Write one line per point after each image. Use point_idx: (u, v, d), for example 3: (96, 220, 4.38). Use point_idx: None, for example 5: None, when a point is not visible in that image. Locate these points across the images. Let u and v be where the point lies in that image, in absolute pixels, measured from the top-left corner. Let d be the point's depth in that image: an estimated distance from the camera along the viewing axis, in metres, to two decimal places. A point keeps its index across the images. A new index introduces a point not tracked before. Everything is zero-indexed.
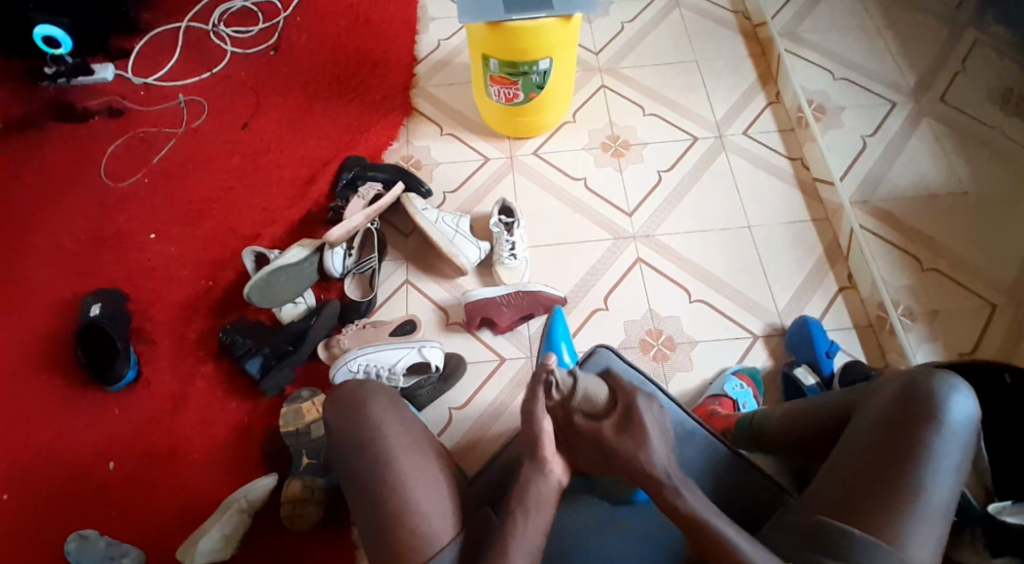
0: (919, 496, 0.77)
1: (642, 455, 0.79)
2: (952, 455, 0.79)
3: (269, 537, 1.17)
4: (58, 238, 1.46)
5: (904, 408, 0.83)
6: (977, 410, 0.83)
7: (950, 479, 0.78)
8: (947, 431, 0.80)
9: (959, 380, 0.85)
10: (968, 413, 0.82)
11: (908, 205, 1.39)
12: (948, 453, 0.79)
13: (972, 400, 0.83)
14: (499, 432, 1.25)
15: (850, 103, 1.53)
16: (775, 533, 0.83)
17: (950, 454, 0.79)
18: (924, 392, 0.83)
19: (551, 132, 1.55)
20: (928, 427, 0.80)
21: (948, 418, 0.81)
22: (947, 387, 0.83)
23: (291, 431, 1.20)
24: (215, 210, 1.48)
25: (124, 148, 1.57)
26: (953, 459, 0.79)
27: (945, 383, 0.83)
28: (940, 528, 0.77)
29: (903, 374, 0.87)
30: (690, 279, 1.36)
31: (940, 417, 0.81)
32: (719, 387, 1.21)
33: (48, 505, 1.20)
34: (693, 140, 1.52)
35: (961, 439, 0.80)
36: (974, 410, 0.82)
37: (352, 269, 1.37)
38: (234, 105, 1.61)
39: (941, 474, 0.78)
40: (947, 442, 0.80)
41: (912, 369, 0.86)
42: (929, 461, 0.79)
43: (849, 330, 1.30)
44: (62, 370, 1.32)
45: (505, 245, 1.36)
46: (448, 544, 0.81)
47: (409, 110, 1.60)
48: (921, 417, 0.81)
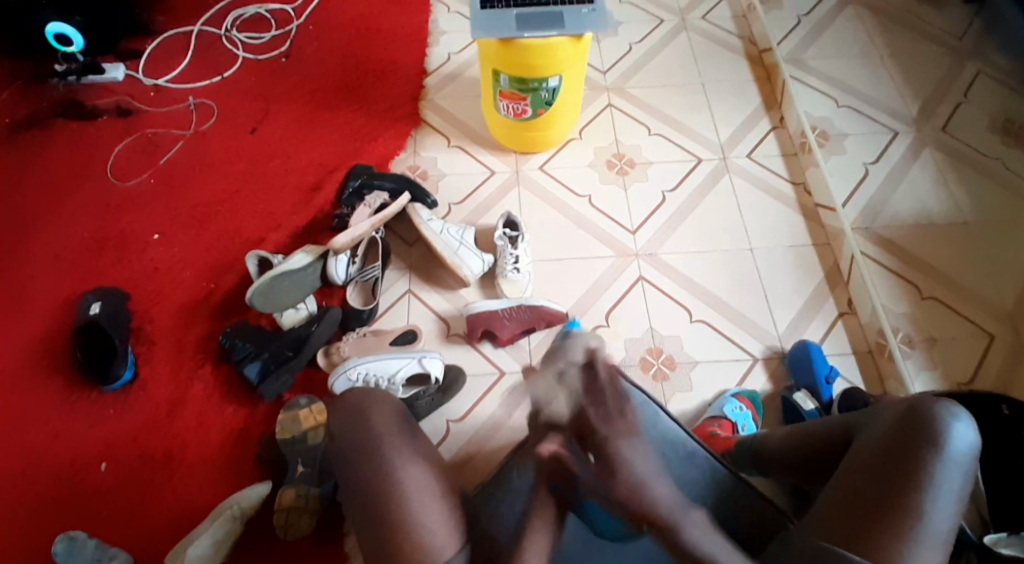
0: (920, 522, 0.77)
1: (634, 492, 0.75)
2: (953, 483, 0.80)
3: (261, 544, 1.16)
4: (60, 235, 1.45)
5: (906, 433, 0.83)
6: (978, 440, 0.83)
7: (950, 506, 0.79)
8: (948, 457, 0.81)
9: (960, 408, 0.85)
10: (969, 442, 0.82)
11: (910, 233, 1.40)
12: (949, 480, 0.80)
13: (973, 428, 0.83)
14: (497, 445, 1.24)
15: (854, 130, 1.55)
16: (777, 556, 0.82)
17: (952, 481, 0.80)
18: (926, 418, 0.83)
19: (557, 148, 1.56)
20: (930, 453, 0.81)
21: (949, 446, 0.81)
22: (949, 415, 0.84)
23: (287, 438, 1.19)
24: (219, 213, 1.48)
25: (130, 148, 1.57)
26: (954, 487, 0.80)
27: (946, 411, 0.84)
28: (941, 554, 0.77)
29: (904, 400, 0.88)
30: (691, 299, 1.37)
31: (942, 444, 0.81)
32: (718, 408, 1.22)
33: (40, 504, 1.19)
34: (698, 161, 1.53)
35: (962, 466, 0.81)
36: (975, 439, 0.83)
37: (356, 276, 1.37)
38: (243, 110, 1.62)
39: (942, 501, 0.79)
40: (948, 469, 0.80)
41: (913, 395, 0.87)
42: (931, 487, 0.79)
43: (848, 356, 1.31)
44: (59, 368, 1.32)
45: (509, 259, 1.36)
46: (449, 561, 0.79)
47: (416, 121, 1.61)
48: (923, 443, 0.82)
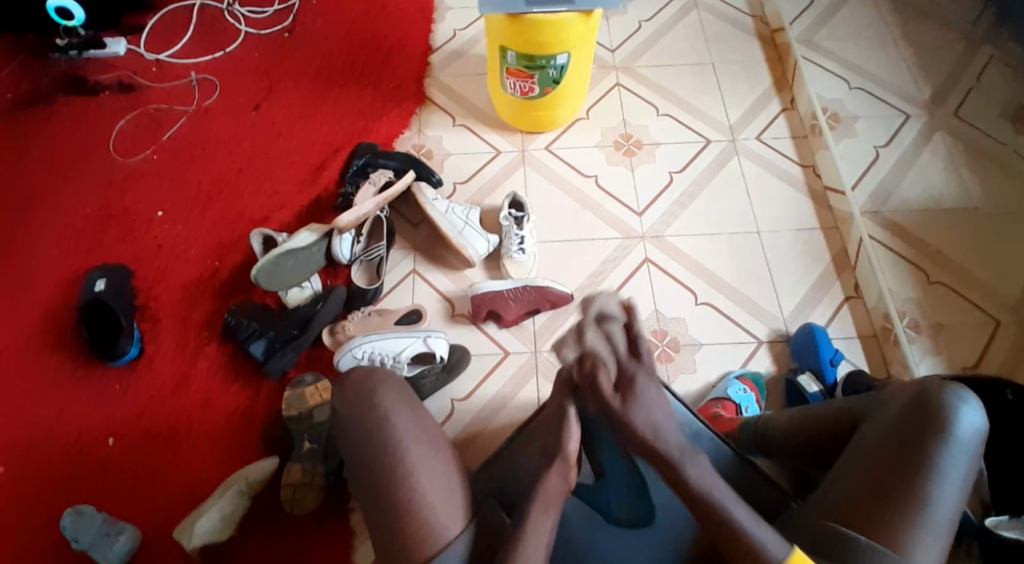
0: (925, 507, 0.77)
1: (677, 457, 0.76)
2: (960, 466, 0.80)
3: (266, 520, 1.18)
4: (65, 211, 1.45)
5: (914, 419, 0.83)
6: (986, 424, 0.83)
7: (955, 491, 0.79)
8: (955, 443, 0.80)
9: (968, 393, 0.85)
10: (976, 426, 0.82)
11: (920, 218, 1.39)
12: (955, 465, 0.80)
13: (980, 412, 0.83)
14: (500, 425, 1.25)
15: (865, 113, 1.53)
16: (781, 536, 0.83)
17: (958, 465, 0.80)
18: (935, 403, 0.83)
19: (564, 128, 1.55)
20: (937, 438, 0.81)
21: (957, 430, 0.81)
22: (957, 399, 0.83)
23: (293, 415, 1.21)
24: (224, 190, 1.48)
25: (134, 124, 1.56)
26: (960, 471, 0.80)
27: (956, 395, 0.84)
28: (944, 536, 0.78)
29: (912, 383, 0.87)
30: (697, 282, 1.36)
31: (949, 429, 0.81)
32: (722, 390, 1.22)
33: (49, 479, 1.20)
34: (705, 143, 1.52)
35: (968, 451, 0.81)
36: (983, 423, 0.83)
37: (360, 256, 1.37)
38: (247, 86, 1.60)
39: (949, 484, 0.79)
40: (955, 453, 0.80)
41: (922, 380, 0.87)
42: (937, 471, 0.79)
43: (853, 340, 1.30)
44: (66, 344, 1.32)
45: (514, 239, 1.35)
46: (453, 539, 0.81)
47: (422, 99, 1.59)
48: (929, 426, 0.82)
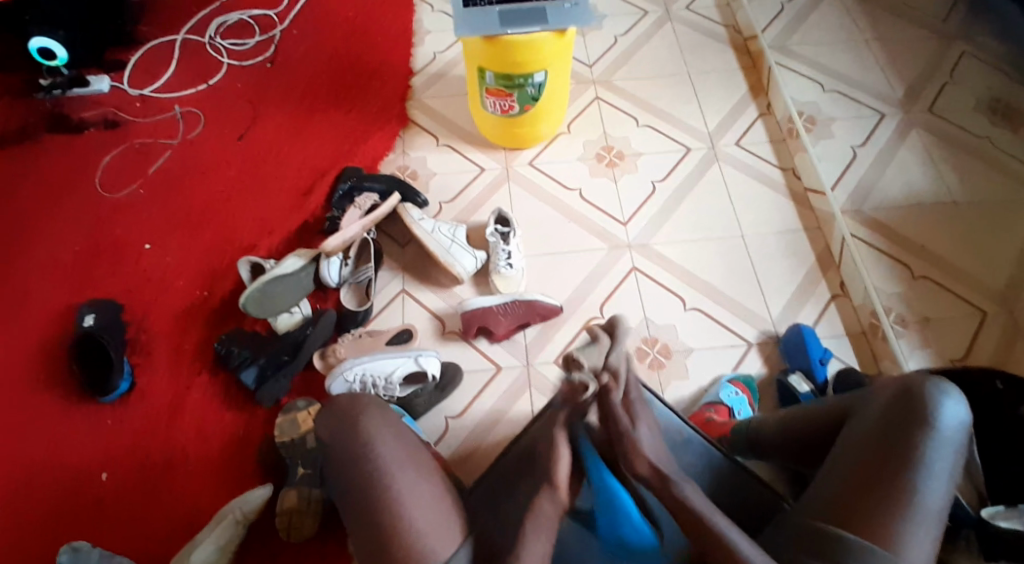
0: (914, 501, 0.78)
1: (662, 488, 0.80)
2: (945, 460, 0.80)
3: (263, 549, 1.17)
4: (52, 248, 1.45)
5: (898, 416, 0.83)
6: (969, 416, 0.83)
7: (943, 484, 0.79)
8: (940, 436, 0.81)
9: (950, 385, 0.86)
10: (960, 419, 0.82)
11: (900, 214, 1.41)
12: (941, 458, 0.80)
13: (963, 404, 0.83)
14: (494, 442, 1.25)
15: (840, 115, 1.55)
16: (773, 539, 0.83)
17: (943, 458, 0.80)
18: (917, 398, 0.83)
19: (546, 143, 1.56)
20: (921, 432, 0.81)
21: (941, 424, 0.81)
22: (939, 392, 0.84)
23: (286, 441, 1.20)
24: (210, 220, 1.48)
25: (120, 158, 1.57)
26: (946, 464, 0.80)
27: (937, 389, 0.84)
28: (935, 531, 0.78)
29: (895, 380, 0.88)
30: (685, 288, 1.37)
31: (932, 423, 0.82)
32: (715, 394, 1.22)
33: (41, 517, 1.19)
34: (687, 151, 1.54)
35: (953, 443, 0.81)
36: (966, 415, 0.83)
37: (349, 279, 1.38)
38: (231, 116, 1.62)
39: (935, 479, 0.79)
40: (940, 447, 0.80)
41: (904, 375, 0.87)
42: (923, 465, 0.79)
43: (843, 338, 1.31)
44: (56, 380, 1.32)
45: (501, 254, 1.36)
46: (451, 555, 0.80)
47: (405, 121, 1.61)
48: (913, 422, 0.82)
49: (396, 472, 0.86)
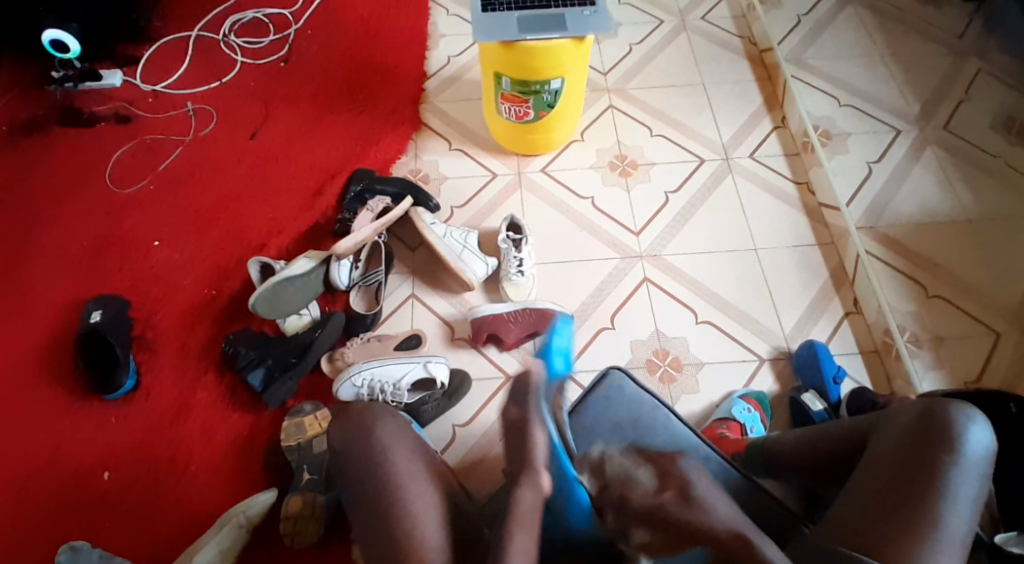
0: (937, 524, 0.77)
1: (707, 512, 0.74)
2: (969, 486, 0.80)
3: (267, 552, 1.16)
4: (60, 243, 1.44)
5: (922, 439, 0.83)
6: (993, 444, 0.84)
7: (967, 509, 0.79)
8: (964, 461, 0.81)
9: (975, 412, 0.86)
10: (983, 445, 0.83)
11: (914, 231, 1.40)
12: (965, 483, 0.80)
13: (988, 431, 0.84)
14: (502, 451, 1.24)
15: (856, 130, 1.55)
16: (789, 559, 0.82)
17: (968, 483, 0.80)
18: (942, 422, 0.83)
19: (560, 150, 1.55)
20: (945, 456, 0.81)
21: (966, 449, 0.81)
22: (964, 417, 0.84)
23: (293, 446, 1.20)
24: (219, 219, 1.47)
25: (130, 154, 1.55)
26: (970, 489, 0.80)
27: (962, 414, 0.84)
28: (958, 556, 0.77)
29: (918, 404, 0.88)
30: (697, 300, 1.36)
31: (957, 448, 0.82)
32: (726, 409, 1.22)
33: (43, 515, 1.17)
34: (700, 161, 1.53)
35: (977, 469, 0.81)
36: (990, 443, 0.83)
37: (359, 282, 1.37)
38: (243, 115, 1.61)
39: (957, 503, 0.78)
40: (963, 472, 0.80)
41: (929, 399, 0.87)
42: (947, 489, 0.79)
43: (855, 356, 1.31)
44: (60, 376, 1.30)
45: (512, 261, 1.35)
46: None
47: (417, 124, 1.60)
48: (938, 446, 0.82)
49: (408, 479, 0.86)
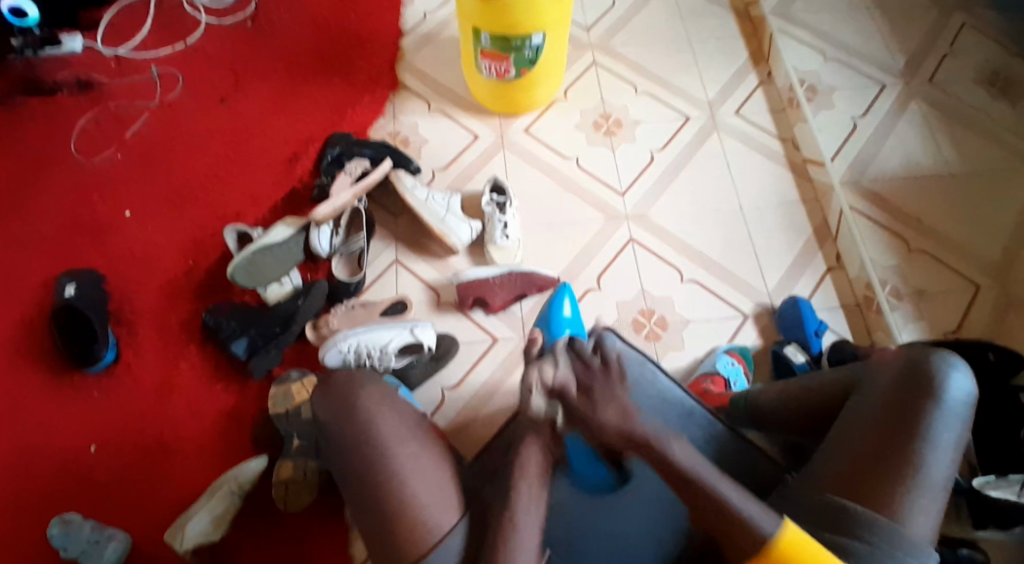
0: (920, 471, 0.79)
1: (627, 421, 0.80)
2: (952, 432, 0.81)
3: (260, 519, 1.16)
4: (29, 216, 1.39)
5: (905, 388, 0.84)
6: (975, 389, 0.85)
7: (949, 454, 0.80)
8: (945, 410, 0.82)
9: (956, 358, 0.87)
10: (965, 391, 0.84)
11: (899, 187, 1.40)
12: (948, 431, 0.81)
13: (969, 377, 0.85)
14: (492, 411, 1.25)
15: (841, 84, 1.53)
16: (778, 508, 0.84)
17: (949, 431, 0.81)
18: (924, 372, 0.84)
19: (543, 109, 1.52)
20: (928, 404, 0.82)
21: (948, 397, 0.83)
22: (946, 365, 0.85)
23: (281, 414, 1.19)
24: (194, 187, 1.43)
25: (97, 122, 1.50)
26: (952, 435, 0.81)
27: (944, 362, 0.85)
28: (941, 501, 0.79)
29: (902, 353, 0.89)
30: (682, 259, 1.36)
31: (940, 395, 0.83)
32: (711, 365, 1.24)
33: (29, 492, 1.17)
34: (685, 120, 1.51)
35: (959, 416, 0.82)
36: (972, 388, 0.84)
37: (340, 249, 1.34)
38: (212, 78, 1.55)
39: (940, 449, 0.80)
40: (946, 419, 0.81)
41: (910, 347, 0.88)
42: (928, 438, 0.80)
43: (837, 310, 1.32)
44: (38, 352, 1.28)
45: (498, 225, 1.33)
46: (452, 528, 0.82)
47: (395, 84, 1.56)
48: (920, 394, 0.83)
49: (397, 447, 0.87)
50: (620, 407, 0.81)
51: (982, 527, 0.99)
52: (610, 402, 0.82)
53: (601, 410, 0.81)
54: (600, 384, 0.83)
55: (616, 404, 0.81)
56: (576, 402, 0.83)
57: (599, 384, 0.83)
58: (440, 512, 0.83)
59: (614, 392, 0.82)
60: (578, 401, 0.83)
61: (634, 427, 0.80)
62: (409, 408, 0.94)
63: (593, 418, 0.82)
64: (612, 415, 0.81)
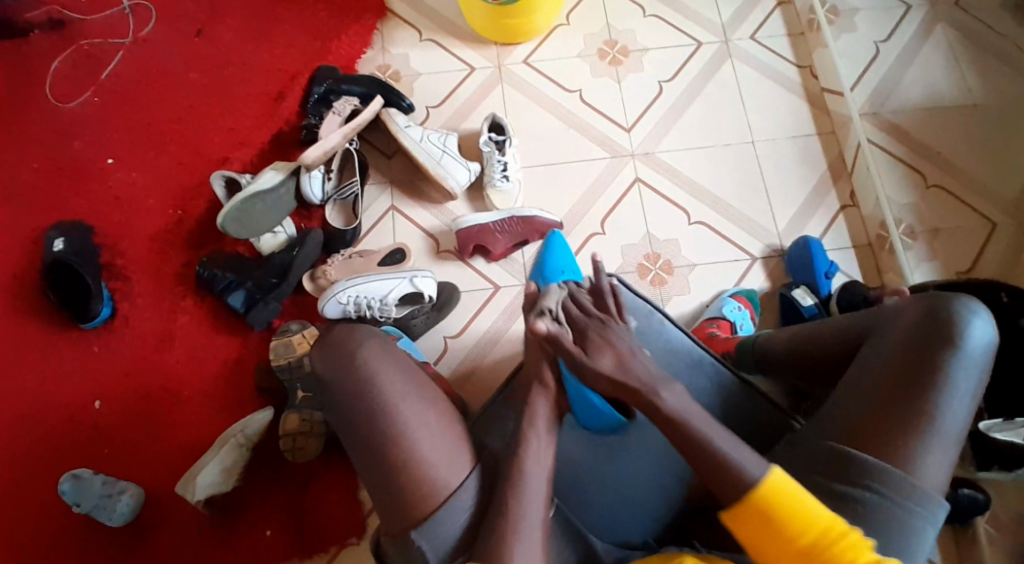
0: (934, 422, 0.76)
1: (624, 366, 0.77)
2: (969, 380, 0.78)
3: (269, 472, 1.18)
4: (7, 167, 1.33)
5: (922, 333, 0.81)
6: (995, 336, 0.81)
7: (965, 403, 0.77)
8: (964, 358, 0.78)
9: (978, 304, 0.83)
10: (986, 339, 0.80)
11: (920, 118, 1.33)
12: (965, 380, 0.78)
13: (990, 324, 0.81)
14: (496, 360, 1.24)
15: (865, 4, 1.42)
16: (785, 455, 0.83)
17: (967, 380, 0.78)
18: (944, 318, 0.80)
19: (543, 37, 1.42)
20: (946, 352, 0.78)
21: (967, 345, 0.79)
22: (967, 312, 0.81)
23: (283, 365, 1.17)
24: (177, 132, 1.35)
25: (69, 62, 1.40)
26: (969, 384, 0.78)
27: (965, 309, 0.81)
28: (953, 450, 0.77)
29: (922, 298, 0.85)
30: (689, 199, 1.31)
31: (959, 342, 0.79)
32: (717, 308, 1.21)
33: (40, 450, 1.18)
34: (697, 46, 1.41)
35: (978, 363, 0.79)
36: (993, 335, 0.81)
37: (333, 195, 1.29)
38: (187, 9, 1.44)
39: (956, 398, 0.77)
40: (964, 368, 0.78)
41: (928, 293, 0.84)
42: (944, 387, 0.77)
43: (848, 250, 1.28)
44: (32, 310, 1.26)
45: (496, 166, 1.28)
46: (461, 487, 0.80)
47: (384, 12, 1.44)
48: (939, 342, 0.79)
49: (400, 402, 0.83)
50: (620, 354, 0.78)
51: (984, 468, 1.03)
52: (612, 349, 0.79)
53: (599, 356, 0.79)
54: (597, 326, 0.82)
55: (615, 346, 0.79)
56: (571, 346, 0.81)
57: (598, 328, 0.82)
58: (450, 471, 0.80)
59: (615, 335, 0.81)
60: (572, 346, 0.81)
61: (630, 370, 0.77)
62: (409, 359, 0.90)
63: (585, 362, 0.79)
64: (609, 363, 0.78)
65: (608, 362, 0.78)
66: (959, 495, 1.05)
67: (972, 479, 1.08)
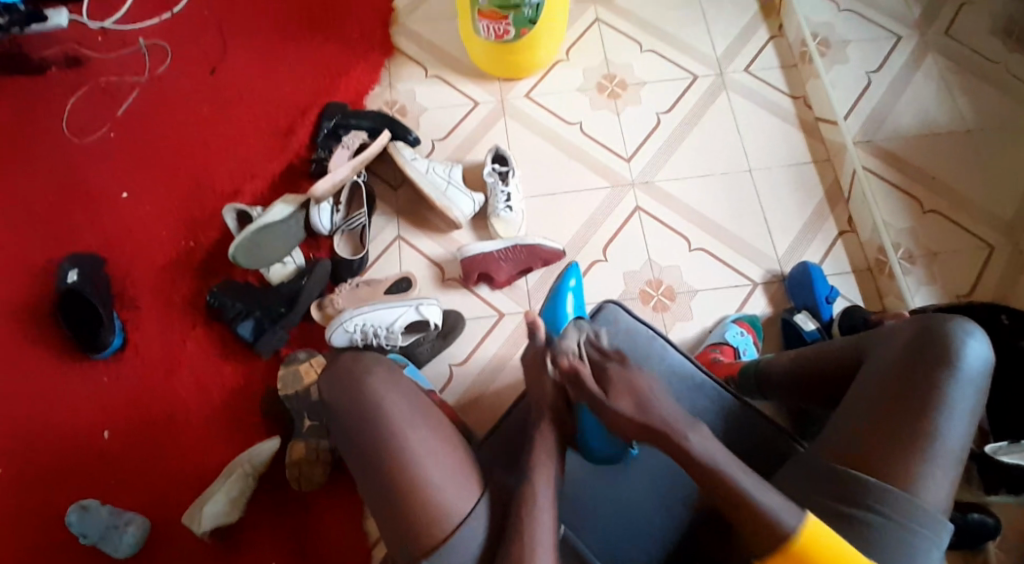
0: (933, 441, 0.77)
1: (646, 408, 0.81)
2: (966, 400, 0.79)
3: (276, 498, 1.18)
4: (24, 200, 1.37)
5: (919, 354, 0.81)
6: (991, 355, 0.82)
7: (963, 422, 0.78)
8: (960, 377, 0.79)
9: (974, 324, 0.83)
10: (982, 357, 0.81)
11: (913, 145, 1.36)
12: (962, 399, 0.78)
13: (986, 343, 0.81)
14: (501, 386, 1.25)
15: (855, 37, 1.46)
16: (787, 476, 0.83)
17: (965, 399, 0.78)
18: (940, 338, 0.81)
19: (544, 72, 1.47)
20: (943, 372, 0.79)
21: (963, 364, 0.79)
22: (962, 332, 0.82)
23: (290, 394, 1.19)
24: (189, 165, 1.40)
25: (87, 100, 1.45)
26: (967, 404, 0.78)
27: (961, 329, 0.82)
28: (954, 470, 0.77)
29: (917, 319, 0.85)
30: (689, 227, 1.33)
31: (955, 362, 0.80)
32: (720, 334, 1.22)
33: (49, 477, 1.18)
34: (694, 78, 1.45)
35: (975, 382, 0.80)
36: (989, 354, 0.81)
37: (341, 226, 1.31)
38: (200, 49, 1.49)
39: (954, 418, 0.78)
40: (961, 387, 0.79)
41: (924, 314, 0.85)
42: (942, 406, 0.77)
43: (847, 275, 1.30)
44: (44, 338, 1.28)
45: (500, 196, 1.31)
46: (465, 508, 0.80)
47: (390, 49, 1.50)
48: (936, 361, 0.80)
49: (406, 427, 0.83)
50: (639, 396, 0.82)
51: (993, 492, 1.05)
52: (628, 392, 0.82)
53: (617, 400, 0.82)
54: (617, 368, 0.85)
55: (634, 390, 0.83)
56: (592, 386, 0.85)
57: (618, 371, 0.85)
58: (455, 492, 0.80)
59: (633, 380, 0.84)
60: (592, 387, 0.85)
61: (647, 411, 0.81)
62: (416, 386, 0.91)
63: (605, 404, 0.83)
64: (626, 406, 0.82)
65: (626, 406, 0.82)
66: (970, 518, 1.03)
67: (981, 501, 1.07)
